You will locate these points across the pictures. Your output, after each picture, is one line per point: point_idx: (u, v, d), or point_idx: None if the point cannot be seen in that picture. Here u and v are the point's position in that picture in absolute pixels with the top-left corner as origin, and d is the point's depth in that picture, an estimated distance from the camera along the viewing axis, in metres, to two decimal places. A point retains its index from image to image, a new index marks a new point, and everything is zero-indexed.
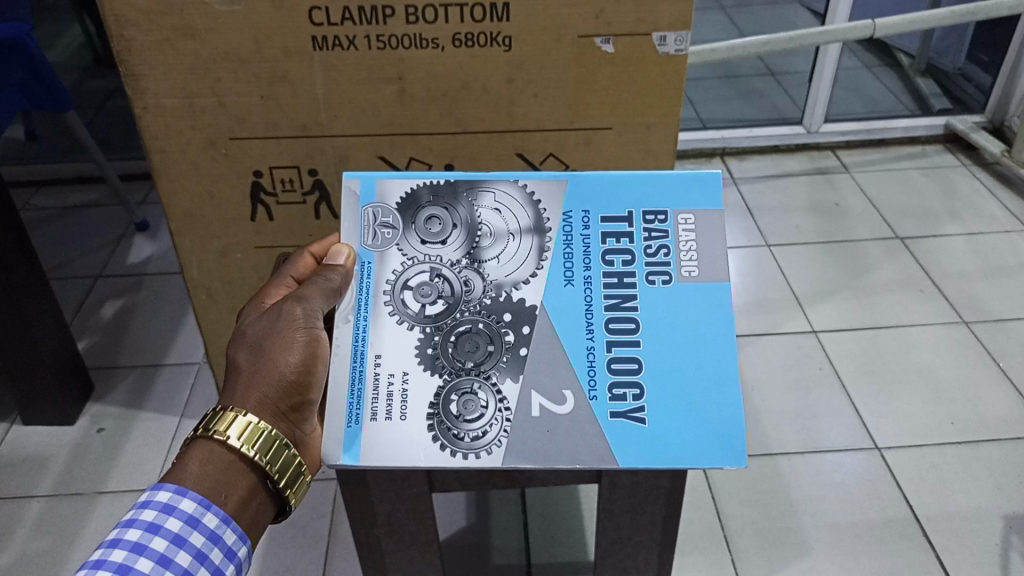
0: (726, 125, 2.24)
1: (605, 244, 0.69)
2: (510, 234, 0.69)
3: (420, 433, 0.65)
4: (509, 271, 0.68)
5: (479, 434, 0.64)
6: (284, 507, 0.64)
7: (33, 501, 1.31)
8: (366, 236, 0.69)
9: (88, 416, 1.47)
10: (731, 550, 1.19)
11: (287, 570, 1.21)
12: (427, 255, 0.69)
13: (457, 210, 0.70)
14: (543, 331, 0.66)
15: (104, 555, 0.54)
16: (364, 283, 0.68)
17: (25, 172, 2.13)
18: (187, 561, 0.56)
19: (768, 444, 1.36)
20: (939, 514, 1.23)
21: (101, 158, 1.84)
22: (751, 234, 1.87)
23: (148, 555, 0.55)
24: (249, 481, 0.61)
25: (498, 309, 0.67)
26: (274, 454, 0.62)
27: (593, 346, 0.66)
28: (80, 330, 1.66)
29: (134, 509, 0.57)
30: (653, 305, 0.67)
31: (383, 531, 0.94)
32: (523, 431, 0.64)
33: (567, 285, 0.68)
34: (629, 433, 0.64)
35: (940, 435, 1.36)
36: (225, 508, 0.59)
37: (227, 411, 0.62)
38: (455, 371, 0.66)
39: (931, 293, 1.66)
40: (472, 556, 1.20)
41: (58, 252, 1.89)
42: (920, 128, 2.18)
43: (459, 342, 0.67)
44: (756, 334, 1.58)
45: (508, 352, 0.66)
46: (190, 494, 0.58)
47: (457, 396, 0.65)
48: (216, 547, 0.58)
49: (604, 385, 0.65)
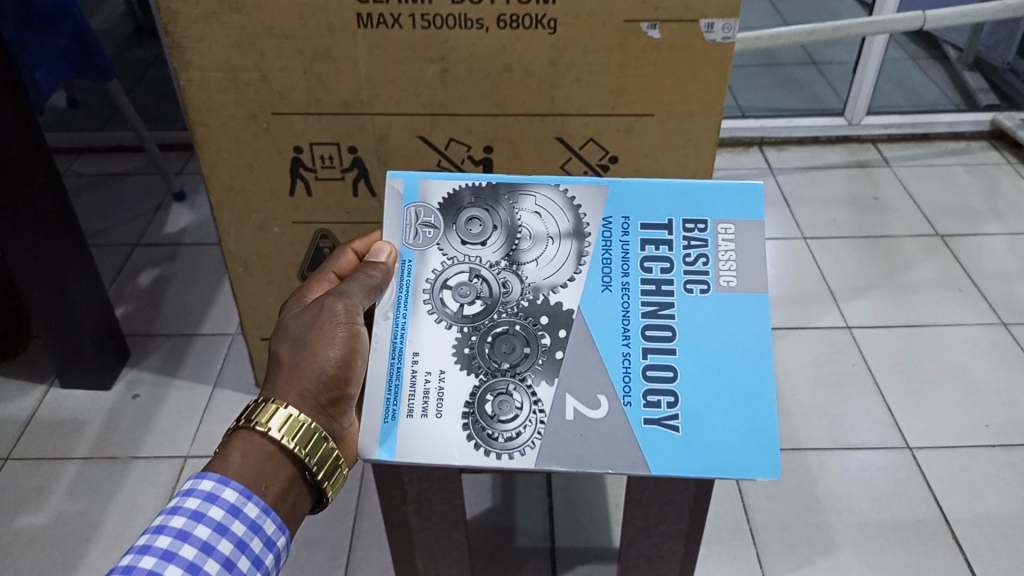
0: (765, 114, 2.21)
1: (644, 251, 0.73)
2: (548, 238, 0.74)
3: (454, 432, 0.69)
4: (547, 275, 0.73)
5: (513, 434, 0.68)
6: (322, 497, 0.69)
7: (70, 463, 1.34)
8: (408, 235, 0.74)
9: (123, 381, 1.50)
10: (757, 544, 1.19)
11: (314, 542, 1.22)
12: (467, 256, 0.74)
13: (498, 213, 0.75)
14: (578, 335, 0.70)
15: (150, 540, 0.58)
16: (403, 281, 0.74)
17: (67, 139, 2.16)
18: (229, 549, 0.60)
19: (797, 438, 1.35)
20: (969, 517, 1.22)
21: (141, 127, 1.86)
22: (787, 226, 1.84)
23: (198, 539, 0.59)
24: (289, 472, 0.66)
25: (534, 311, 0.72)
26: (313, 446, 0.66)
27: (628, 354, 0.70)
28: (117, 297, 1.69)
29: (179, 497, 0.61)
30: (687, 317, 0.71)
31: (412, 508, 0.96)
32: (556, 433, 0.68)
33: (604, 292, 0.72)
34: (662, 440, 0.67)
35: (973, 438, 1.34)
36: (265, 498, 0.63)
37: (269, 403, 0.67)
38: (491, 371, 0.70)
39: (969, 293, 1.63)
40: (497, 538, 1.21)
41: (97, 218, 1.92)
42: (966, 123, 2.13)
43: (496, 342, 0.71)
44: (788, 327, 1.57)
45: (544, 355, 0.70)
46: (232, 485, 0.62)
47: (492, 397, 0.69)
48: (256, 536, 0.62)
49: (637, 390, 0.68)
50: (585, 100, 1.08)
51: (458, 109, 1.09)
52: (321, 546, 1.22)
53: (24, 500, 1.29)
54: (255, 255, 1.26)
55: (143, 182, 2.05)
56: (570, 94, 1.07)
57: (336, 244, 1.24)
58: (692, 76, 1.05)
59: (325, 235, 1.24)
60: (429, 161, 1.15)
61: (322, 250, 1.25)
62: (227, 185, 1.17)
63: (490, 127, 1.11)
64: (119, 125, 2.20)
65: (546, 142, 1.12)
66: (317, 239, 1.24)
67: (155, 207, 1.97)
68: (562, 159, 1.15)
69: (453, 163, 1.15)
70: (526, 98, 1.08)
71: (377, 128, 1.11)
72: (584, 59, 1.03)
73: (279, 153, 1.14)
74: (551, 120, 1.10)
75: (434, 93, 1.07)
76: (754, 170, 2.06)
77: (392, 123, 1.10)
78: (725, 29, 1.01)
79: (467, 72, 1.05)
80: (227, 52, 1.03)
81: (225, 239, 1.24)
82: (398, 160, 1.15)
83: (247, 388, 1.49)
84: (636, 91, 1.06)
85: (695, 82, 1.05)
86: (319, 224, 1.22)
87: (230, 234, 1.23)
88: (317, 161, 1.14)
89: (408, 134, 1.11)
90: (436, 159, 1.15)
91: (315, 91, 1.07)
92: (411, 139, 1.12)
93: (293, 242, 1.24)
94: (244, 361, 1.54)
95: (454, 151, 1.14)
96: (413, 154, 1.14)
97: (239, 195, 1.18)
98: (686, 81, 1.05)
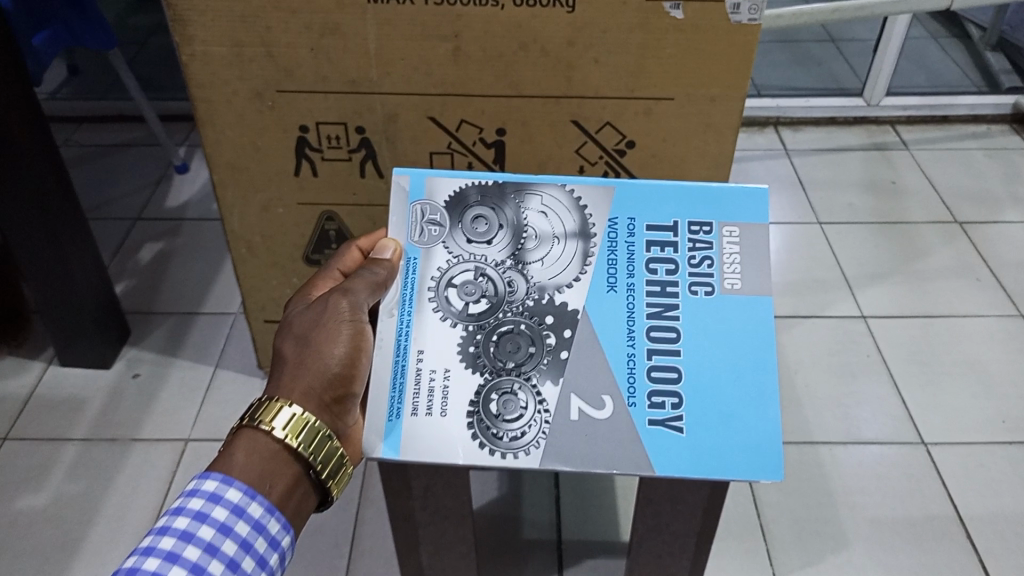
0: (781, 93, 2.16)
1: (649, 252, 0.75)
2: (554, 238, 0.76)
3: (459, 430, 0.69)
4: (553, 275, 0.74)
5: (518, 434, 0.69)
6: (326, 497, 0.67)
7: (69, 444, 1.32)
8: (414, 233, 0.75)
9: (124, 360, 1.48)
10: (767, 539, 1.17)
11: (317, 530, 1.20)
12: (473, 255, 0.75)
13: (504, 213, 0.76)
14: (584, 334, 0.72)
15: (153, 542, 0.57)
16: (409, 278, 0.74)
17: (67, 108, 2.11)
18: (234, 550, 0.58)
19: (809, 431, 1.32)
20: (984, 515, 1.20)
21: (141, 98, 1.82)
22: (802, 210, 1.80)
23: (202, 539, 0.58)
24: (294, 471, 0.64)
25: (540, 310, 0.73)
26: (317, 446, 0.65)
27: (633, 354, 0.71)
28: (117, 272, 1.66)
29: (181, 498, 0.60)
30: (692, 319, 0.72)
31: (418, 504, 0.94)
32: (561, 434, 0.69)
33: (609, 292, 0.73)
34: (666, 440, 0.68)
35: (990, 433, 1.31)
36: (270, 497, 0.62)
37: (273, 401, 0.65)
38: (495, 370, 0.71)
39: (987, 282, 1.60)
40: (502, 528, 1.19)
41: (98, 191, 1.88)
42: (987, 106, 2.08)
43: (501, 341, 0.72)
44: (801, 315, 1.54)
45: (549, 354, 0.72)
46: (235, 484, 0.61)
47: (497, 396, 0.70)
48: (261, 536, 0.60)
49: (642, 390, 0.70)
50: (603, 82, 1.03)
51: (470, 89, 1.04)
52: (324, 534, 1.20)
53: (23, 481, 1.27)
54: (258, 236, 1.22)
55: (145, 153, 2.01)
56: (588, 76, 1.03)
57: (342, 226, 1.21)
58: (715, 59, 1.01)
59: (331, 217, 1.20)
60: (440, 143, 1.11)
61: (327, 233, 1.22)
62: (230, 163, 1.13)
63: (504, 108, 1.07)
64: (121, 94, 2.16)
65: (561, 125, 1.08)
66: (323, 221, 1.20)
67: (157, 179, 1.93)
68: (578, 143, 1.11)
69: (464, 145, 1.11)
70: (542, 79, 1.03)
71: (386, 107, 1.07)
72: (603, 38, 0.99)
73: (284, 132, 1.09)
74: (566, 102, 1.06)
75: (446, 71, 1.02)
76: (769, 151, 2.01)
77: (402, 103, 1.06)
78: (751, 10, 0.96)
79: (480, 50, 1.00)
80: (231, 25, 0.99)
81: (227, 219, 1.20)
82: (408, 141, 1.10)
83: (250, 369, 1.46)
84: (656, 74, 1.02)
85: (717, 64, 1.01)
86: (325, 206, 1.18)
87: (233, 214, 1.19)
88: (324, 141, 1.10)
89: (418, 114, 1.07)
90: (446, 141, 1.11)
91: (322, 69, 1.02)
92: (420, 119, 1.08)
93: (298, 224, 1.20)
94: (247, 341, 1.52)
95: (466, 133, 1.09)
96: (423, 136, 1.10)
97: (242, 175, 1.14)
98: (709, 64, 1.01)
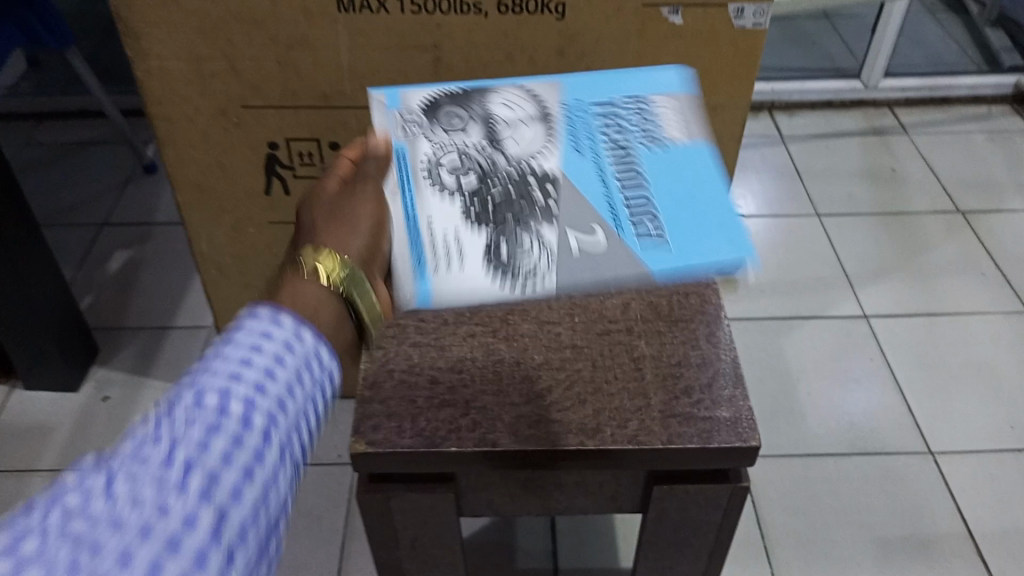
0: (775, 75, 2.08)
1: (604, 121, 0.65)
2: (528, 121, 0.65)
3: (471, 286, 0.53)
4: (531, 146, 0.62)
5: (530, 265, 0.54)
6: (366, 336, 0.55)
7: (37, 476, 1.25)
8: (395, 129, 0.64)
9: (94, 381, 1.40)
10: (772, 563, 1.12)
11: (303, 564, 1.15)
12: (447, 140, 0.63)
13: (471, 107, 0.66)
14: (568, 190, 0.59)
15: (192, 395, 0.42)
16: (400, 164, 0.61)
17: (26, 104, 2.02)
18: (287, 396, 0.45)
19: (813, 444, 1.27)
20: (995, 531, 1.16)
21: (105, 97, 1.72)
22: (799, 202, 1.74)
23: (235, 385, 0.43)
24: (342, 312, 0.52)
25: (526, 170, 0.60)
26: (361, 286, 0.54)
27: (609, 195, 0.59)
28: (84, 285, 1.58)
29: (217, 340, 0.46)
30: (655, 162, 0.62)
31: (406, 554, 0.87)
32: (568, 267, 0.53)
33: (576, 152, 0.62)
34: (661, 255, 0.54)
35: (999, 441, 1.27)
36: (321, 329, 0.49)
37: (314, 252, 0.54)
38: (494, 222, 0.56)
39: (992, 277, 1.55)
40: (496, 558, 1.14)
41: (62, 195, 1.79)
42: (987, 86, 2.01)
43: (493, 199, 0.58)
44: (801, 317, 1.48)
45: (541, 205, 0.58)
46: (283, 319, 0.48)
47: (504, 240, 0.55)
48: (314, 372, 0.47)
49: (624, 216, 0.57)
50: None
51: None
52: (309, 568, 1.14)
53: None
54: (229, 257, 1.14)
55: (110, 152, 1.92)
56: None
57: None
58: (716, 67, 0.93)
59: None
60: None
61: None
62: (196, 183, 1.05)
63: None
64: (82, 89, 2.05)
65: None
66: None
67: (124, 180, 1.84)
68: None
69: None
70: None
71: (362, 121, 0.99)
72: (596, 46, 0.91)
73: (252, 150, 1.02)
74: None
75: (426, 84, 0.95)
76: (763, 138, 1.94)
77: None
78: (756, 14, 0.88)
79: (463, 61, 0.92)
80: (189, 38, 0.90)
81: (195, 241, 1.12)
82: None
83: None
84: None
85: (718, 72, 0.94)
86: None
87: (200, 235, 1.11)
88: (296, 158, 1.03)
89: None
90: None
91: (291, 83, 0.94)
92: None
93: (271, 243, 1.13)
94: None
95: None
96: None
97: (208, 195, 1.06)
98: (709, 72, 0.94)
